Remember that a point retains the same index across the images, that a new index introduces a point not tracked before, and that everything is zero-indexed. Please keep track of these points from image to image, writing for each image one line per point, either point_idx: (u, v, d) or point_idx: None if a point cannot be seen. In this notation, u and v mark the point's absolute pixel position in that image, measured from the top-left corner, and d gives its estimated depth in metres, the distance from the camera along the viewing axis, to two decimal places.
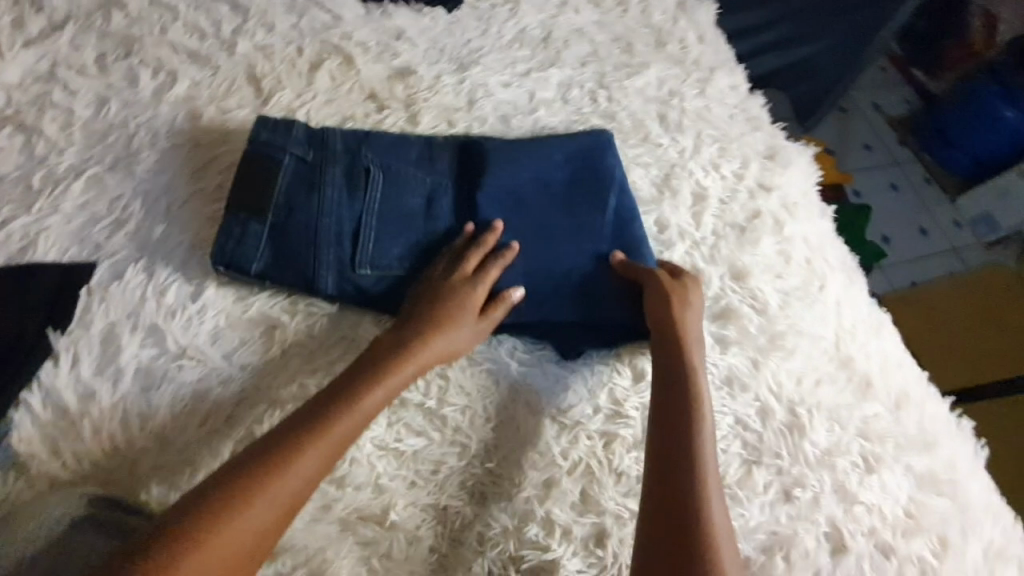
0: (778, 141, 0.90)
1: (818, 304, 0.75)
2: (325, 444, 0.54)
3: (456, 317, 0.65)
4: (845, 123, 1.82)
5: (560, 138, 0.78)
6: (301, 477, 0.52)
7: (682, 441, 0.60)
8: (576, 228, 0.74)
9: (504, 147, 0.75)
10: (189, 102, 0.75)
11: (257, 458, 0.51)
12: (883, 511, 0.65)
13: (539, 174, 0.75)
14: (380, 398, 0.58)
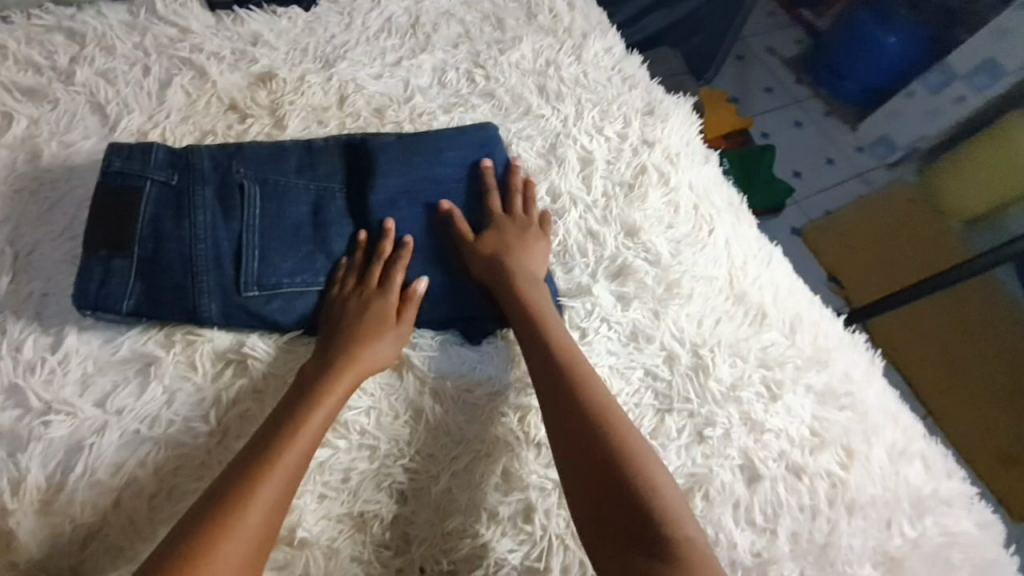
0: (656, 96, 0.92)
1: (708, 247, 0.79)
2: (276, 481, 0.53)
3: (377, 328, 0.64)
4: (745, 70, 1.88)
5: (449, 133, 0.78)
6: (261, 519, 0.52)
7: (569, 412, 0.60)
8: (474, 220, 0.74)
9: (393, 151, 0.74)
10: (28, 142, 0.70)
11: (207, 516, 0.50)
12: (789, 433, 0.69)
13: (431, 174, 0.75)
14: (320, 423, 0.57)
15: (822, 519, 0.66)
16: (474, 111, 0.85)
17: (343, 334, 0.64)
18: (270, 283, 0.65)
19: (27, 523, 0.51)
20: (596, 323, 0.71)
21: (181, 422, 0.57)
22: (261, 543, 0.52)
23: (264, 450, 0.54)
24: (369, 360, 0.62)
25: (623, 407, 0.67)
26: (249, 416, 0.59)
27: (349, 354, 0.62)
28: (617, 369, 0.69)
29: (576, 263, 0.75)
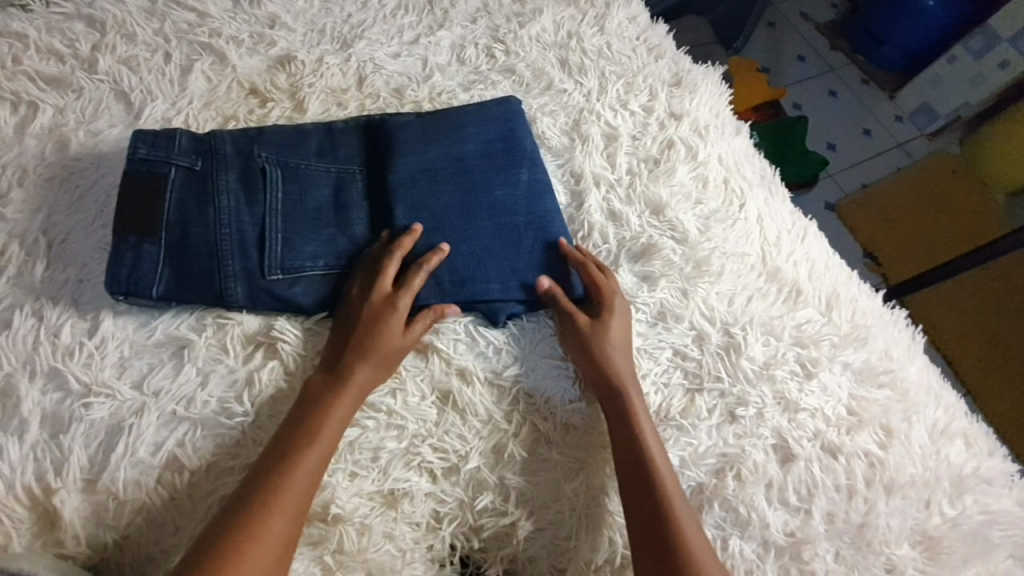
0: (683, 67, 0.89)
1: (739, 222, 0.76)
2: (293, 488, 0.54)
3: (385, 328, 0.62)
4: (776, 38, 1.80)
5: (470, 111, 0.76)
6: (282, 526, 0.53)
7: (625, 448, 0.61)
8: (493, 197, 0.72)
9: (412, 128, 0.73)
10: (56, 131, 0.71)
11: (234, 520, 0.52)
12: (824, 412, 0.67)
13: (451, 151, 0.73)
14: (333, 431, 0.57)
15: (859, 499, 0.64)
16: (494, 88, 0.83)
17: (351, 338, 0.62)
18: (293, 266, 0.65)
19: (72, 501, 0.53)
20: (623, 303, 0.70)
21: (215, 403, 0.58)
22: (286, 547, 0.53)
23: (280, 459, 0.55)
24: (377, 362, 0.61)
25: (652, 387, 0.66)
26: (280, 397, 0.60)
27: (357, 359, 0.61)
28: (646, 349, 0.68)
29: (599, 245, 0.73)
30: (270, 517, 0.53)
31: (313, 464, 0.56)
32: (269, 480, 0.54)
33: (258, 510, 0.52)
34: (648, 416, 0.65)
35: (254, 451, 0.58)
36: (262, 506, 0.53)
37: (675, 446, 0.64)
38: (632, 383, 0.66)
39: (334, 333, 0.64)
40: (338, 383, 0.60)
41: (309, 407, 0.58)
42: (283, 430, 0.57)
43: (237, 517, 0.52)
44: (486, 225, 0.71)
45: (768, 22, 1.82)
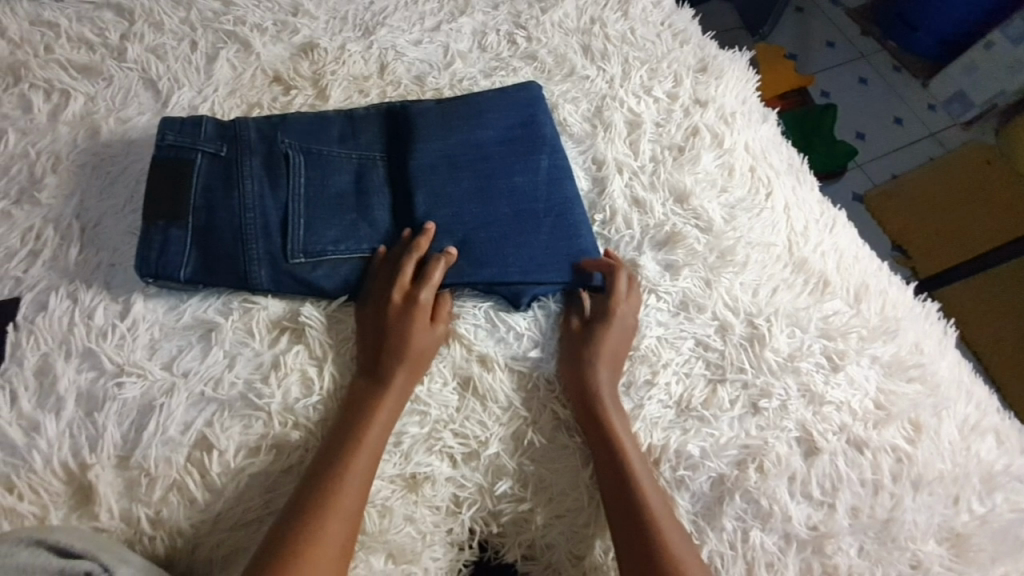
0: (708, 52, 0.87)
1: (766, 212, 0.74)
2: (345, 496, 0.56)
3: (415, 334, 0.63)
4: (804, 23, 1.75)
5: (490, 97, 0.76)
6: (337, 535, 0.54)
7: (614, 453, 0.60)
8: (514, 182, 0.72)
9: (432, 114, 0.73)
10: (87, 118, 0.72)
11: (290, 524, 0.54)
12: (851, 405, 0.66)
13: (471, 136, 0.73)
14: (374, 438, 0.58)
15: (885, 494, 0.63)
16: (516, 75, 0.83)
17: (386, 342, 0.63)
18: (316, 250, 0.66)
19: (106, 477, 0.54)
20: (646, 292, 0.69)
21: (242, 384, 0.59)
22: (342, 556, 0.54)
23: (330, 462, 0.57)
24: (409, 366, 0.62)
25: (673, 376, 0.65)
26: (304, 379, 0.61)
27: (389, 365, 0.61)
28: (668, 339, 0.67)
29: (621, 233, 0.72)
30: (325, 528, 0.54)
31: (358, 473, 0.57)
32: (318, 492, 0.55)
33: (312, 523, 0.54)
34: (669, 405, 0.64)
35: (280, 432, 0.59)
36: (315, 507, 0.54)
37: (696, 437, 0.63)
38: (653, 372, 0.66)
39: (362, 341, 0.64)
40: (372, 393, 0.60)
41: (348, 420, 0.59)
42: (330, 436, 0.58)
43: (290, 526, 0.53)
44: (506, 209, 0.71)
45: (796, 8, 1.77)
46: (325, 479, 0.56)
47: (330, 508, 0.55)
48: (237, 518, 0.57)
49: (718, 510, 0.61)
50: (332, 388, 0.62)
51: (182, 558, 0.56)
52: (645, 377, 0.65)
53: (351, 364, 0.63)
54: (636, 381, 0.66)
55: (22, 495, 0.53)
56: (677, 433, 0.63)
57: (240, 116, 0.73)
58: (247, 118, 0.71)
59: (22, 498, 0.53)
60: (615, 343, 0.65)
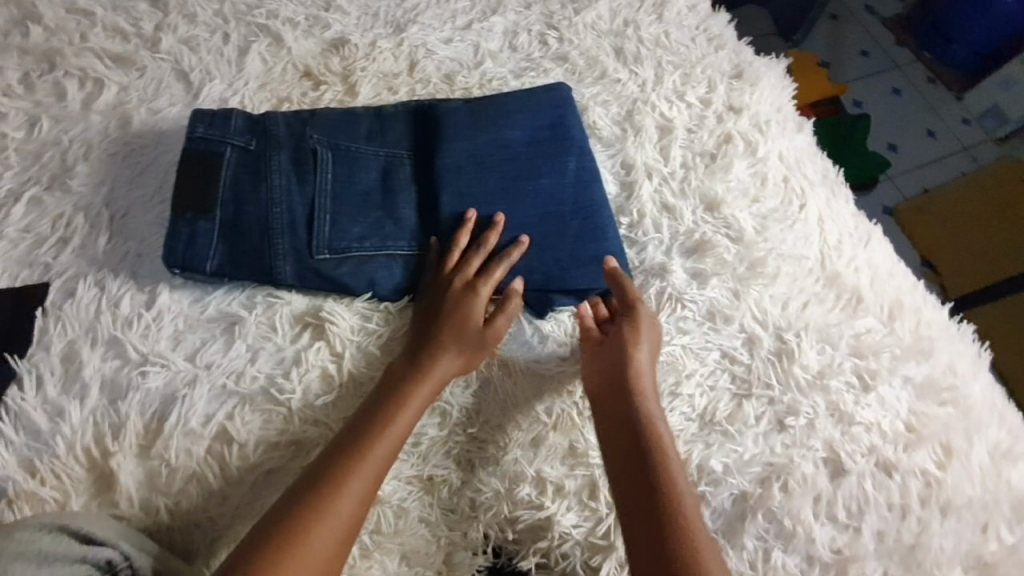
0: (744, 58, 0.85)
1: (799, 223, 0.73)
2: (364, 475, 0.54)
3: (468, 320, 0.63)
4: (838, 31, 1.72)
5: (518, 98, 0.75)
6: (339, 521, 0.52)
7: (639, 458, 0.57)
8: (540, 186, 0.71)
9: (459, 115, 0.72)
10: (119, 108, 0.73)
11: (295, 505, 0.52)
12: (881, 427, 0.64)
13: (498, 138, 0.72)
14: (398, 428, 0.57)
15: (913, 519, 0.61)
16: (547, 76, 0.82)
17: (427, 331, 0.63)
18: (340, 248, 0.66)
19: (127, 466, 0.55)
20: (673, 301, 0.67)
21: (263, 378, 0.59)
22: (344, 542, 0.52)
23: (347, 448, 0.55)
24: (457, 349, 0.62)
25: (698, 388, 0.64)
26: (324, 376, 0.61)
27: (437, 346, 0.61)
28: (692, 349, 0.66)
29: (650, 237, 0.71)
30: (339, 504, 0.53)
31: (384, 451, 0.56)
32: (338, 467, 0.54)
33: (322, 500, 0.52)
34: (693, 418, 0.63)
35: (299, 428, 0.59)
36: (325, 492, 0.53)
37: (719, 452, 0.61)
38: (677, 383, 0.64)
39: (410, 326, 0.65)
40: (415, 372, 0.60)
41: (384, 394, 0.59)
42: (353, 422, 0.57)
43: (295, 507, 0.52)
44: (531, 211, 0.70)
45: (830, 15, 1.73)
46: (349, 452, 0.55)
47: (345, 484, 0.53)
48: (254, 511, 0.57)
49: (739, 528, 0.59)
50: (353, 386, 0.61)
51: (197, 551, 0.55)
52: (669, 388, 0.64)
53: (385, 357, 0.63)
54: (661, 390, 0.64)
55: (44, 479, 0.54)
56: (699, 447, 0.62)
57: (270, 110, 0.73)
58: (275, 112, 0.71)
59: (43, 483, 0.53)
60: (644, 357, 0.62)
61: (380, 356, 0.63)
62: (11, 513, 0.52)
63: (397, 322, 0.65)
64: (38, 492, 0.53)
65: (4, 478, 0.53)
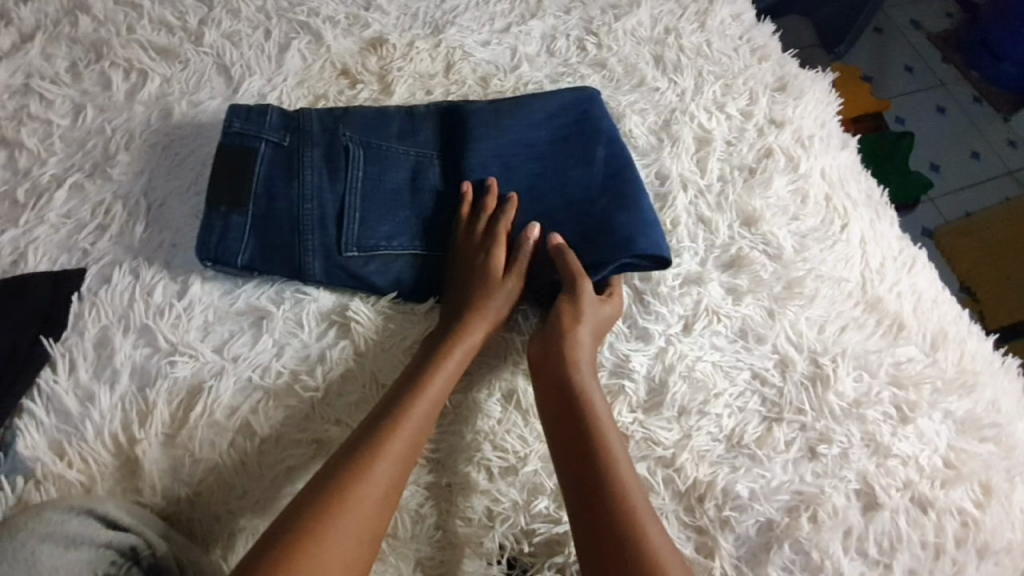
0: (789, 71, 0.83)
1: (840, 243, 0.70)
2: (394, 450, 0.54)
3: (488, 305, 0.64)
4: (882, 45, 1.67)
5: (544, 97, 0.74)
6: (357, 524, 0.51)
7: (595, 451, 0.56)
8: (566, 183, 0.70)
9: (482, 115, 0.71)
10: (161, 99, 0.74)
11: (314, 502, 0.51)
12: (918, 461, 0.61)
13: (520, 137, 0.72)
14: (415, 426, 0.56)
15: (947, 559, 0.58)
16: (583, 82, 0.81)
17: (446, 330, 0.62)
18: (368, 246, 0.66)
19: (152, 454, 0.55)
20: (706, 316, 0.65)
21: (288, 374, 0.60)
22: (364, 544, 0.51)
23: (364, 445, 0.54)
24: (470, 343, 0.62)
25: (726, 409, 0.62)
26: (347, 376, 0.60)
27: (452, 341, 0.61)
28: (722, 367, 0.64)
29: (685, 248, 0.69)
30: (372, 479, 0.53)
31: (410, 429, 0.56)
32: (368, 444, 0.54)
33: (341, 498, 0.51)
34: (719, 439, 0.61)
35: (321, 427, 0.58)
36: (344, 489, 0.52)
37: (745, 476, 0.59)
38: (705, 403, 0.62)
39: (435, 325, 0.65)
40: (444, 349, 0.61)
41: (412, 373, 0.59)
42: (371, 419, 0.56)
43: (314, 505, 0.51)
44: (557, 205, 0.70)
45: (876, 28, 1.68)
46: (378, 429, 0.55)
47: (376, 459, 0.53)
48: (276, 507, 0.56)
49: (763, 557, 0.57)
50: (377, 386, 0.61)
51: (217, 544, 0.55)
52: (697, 407, 0.62)
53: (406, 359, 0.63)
54: (689, 408, 0.62)
55: (70, 463, 0.54)
56: (725, 470, 0.60)
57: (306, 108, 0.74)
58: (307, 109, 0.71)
59: (69, 466, 0.54)
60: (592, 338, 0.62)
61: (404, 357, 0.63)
62: (38, 494, 0.53)
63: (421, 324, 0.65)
64: (64, 476, 0.54)
65: (34, 458, 0.54)
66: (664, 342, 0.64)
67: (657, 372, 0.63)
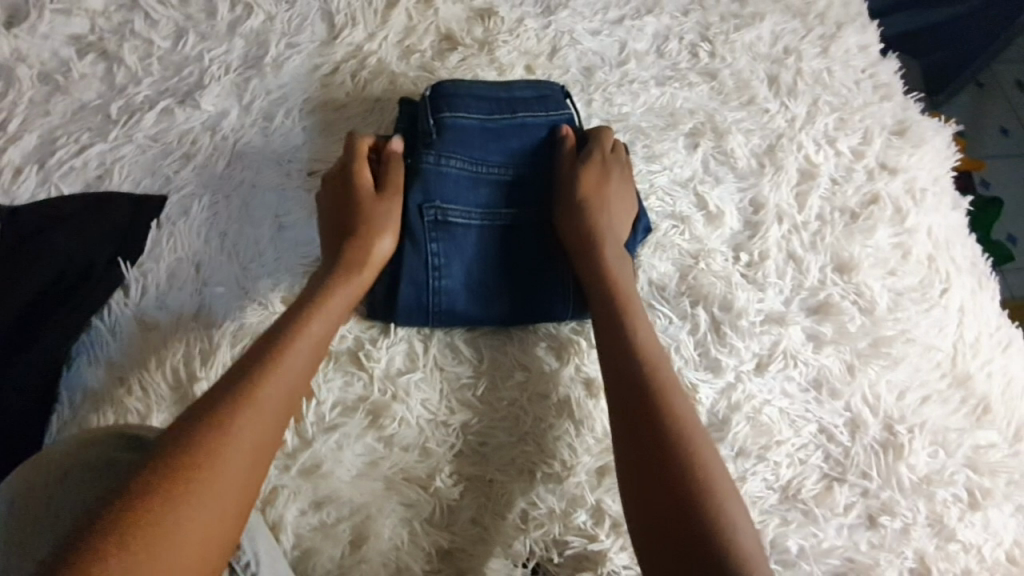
0: (910, 115, 0.78)
1: (937, 309, 0.67)
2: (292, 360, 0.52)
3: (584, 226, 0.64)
4: (985, 98, 1.56)
5: (466, 105, 0.65)
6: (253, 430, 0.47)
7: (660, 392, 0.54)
8: (520, 208, 0.66)
9: (468, 147, 0.64)
10: (261, 36, 0.73)
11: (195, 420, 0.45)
12: (981, 552, 0.58)
13: (486, 158, 0.65)
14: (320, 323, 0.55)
15: None
16: (690, 90, 0.76)
17: (481, 356, 0.61)
18: (518, 271, 0.64)
19: None
20: (783, 359, 0.62)
21: (351, 339, 0.60)
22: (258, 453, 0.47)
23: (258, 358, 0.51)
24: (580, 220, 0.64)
25: (787, 458, 0.59)
26: (409, 352, 0.60)
27: (494, 355, 0.61)
28: (790, 415, 0.61)
29: (771, 283, 0.65)
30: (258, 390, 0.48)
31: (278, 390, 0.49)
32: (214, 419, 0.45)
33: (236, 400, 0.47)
34: (774, 489, 0.58)
35: (378, 398, 0.58)
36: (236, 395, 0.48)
37: (797, 532, 0.57)
38: (765, 448, 0.59)
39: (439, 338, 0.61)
40: (489, 359, 0.61)
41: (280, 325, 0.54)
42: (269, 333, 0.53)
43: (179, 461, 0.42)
44: (523, 227, 0.66)
45: (978, 82, 1.57)
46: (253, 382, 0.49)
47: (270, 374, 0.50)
48: (315, 471, 0.55)
49: None
50: (436, 369, 0.60)
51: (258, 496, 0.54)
52: (756, 452, 0.59)
53: (464, 351, 0.61)
54: (748, 450, 0.59)
55: (128, 389, 0.56)
56: (777, 522, 0.57)
57: (331, 81, 0.71)
58: (474, 101, 0.66)
59: (128, 392, 0.56)
60: (616, 203, 0.66)
61: (467, 345, 0.62)
62: (96, 416, 0.55)
63: (462, 320, 0.62)
64: (121, 401, 0.55)
65: (95, 378, 0.56)
66: (734, 377, 0.61)
67: (721, 409, 0.60)
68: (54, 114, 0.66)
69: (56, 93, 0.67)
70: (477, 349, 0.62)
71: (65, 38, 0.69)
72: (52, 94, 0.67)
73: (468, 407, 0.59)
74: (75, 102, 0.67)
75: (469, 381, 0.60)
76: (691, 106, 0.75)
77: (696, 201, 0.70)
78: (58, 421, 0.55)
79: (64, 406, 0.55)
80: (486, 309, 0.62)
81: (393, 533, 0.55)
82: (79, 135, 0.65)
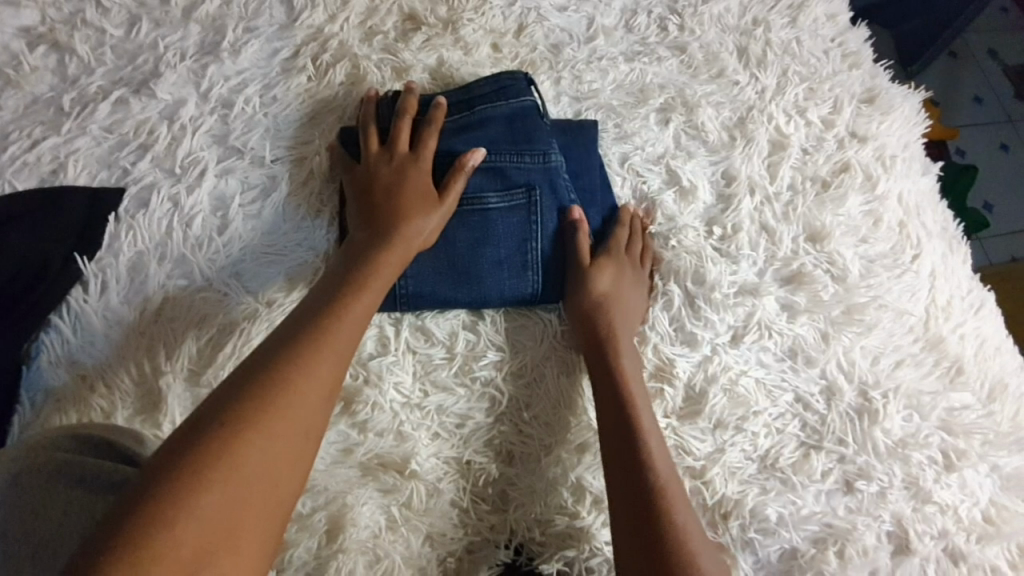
0: (879, 83, 0.78)
1: (909, 275, 0.67)
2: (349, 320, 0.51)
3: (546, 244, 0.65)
4: (957, 68, 1.57)
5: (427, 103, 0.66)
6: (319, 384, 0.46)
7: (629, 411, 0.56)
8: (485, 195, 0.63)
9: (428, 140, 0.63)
10: (218, 21, 0.70)
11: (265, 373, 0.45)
12: (957, 511, 0.59)
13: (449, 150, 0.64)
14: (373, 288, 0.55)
15: None
16: (660, 64, 0.75)
17: (454, 338, 0.60)
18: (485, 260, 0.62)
19: (177, 387, 0.55)
20: (759, 330, 0.62)
21: None
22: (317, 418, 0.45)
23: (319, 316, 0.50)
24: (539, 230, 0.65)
25: (765, 429, 0.59)
26: (380, 337, 0.59)
27: (467, 338, 0.60)
28: (766, 386, 0.61)
29: (744, 256, 0.65)
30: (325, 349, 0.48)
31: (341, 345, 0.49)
32: (273, 380, 0.44)
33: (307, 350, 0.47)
34: (752, 459, 0.59)
35: (351, 385, 0.57)
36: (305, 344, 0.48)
37: (776, 500, 0.57)
38: (742, 419, 0.60)
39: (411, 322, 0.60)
40: (461, 341, 0.60)
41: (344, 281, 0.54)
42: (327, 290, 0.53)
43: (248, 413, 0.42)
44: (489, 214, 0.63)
45: (950, 52, 1.58)
46: (308, 350, 0.47)
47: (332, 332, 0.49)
48: None
49: None
50: (409, 353, 0.59)
51: None
52: (733, 423, 0.59)
53: (436, 333, 0.60)
54: (726, 421, 0.59)
55: (92, 386, 0.55)
56: (756, 491, 0.58)
57: (292, 66, 0.69)
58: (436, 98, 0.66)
59: (91, 389, 0.55)
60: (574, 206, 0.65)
61: (438, 328, 0.60)
62: (60, 417, 0.54)
63: (432, 304, 0.61)
64: (84, 398, 0.54)
65: (57, 377, 0.55)
66: (710, 350, 0.61)
67: (698, 382, 0.60)
68: (4, 109, 0.63)
69: (5, 87, 0.64)
70: (449, 331, 0.60)
71: (12, 29, 0.67)
72: (1, 88, 0.64)
73: (442, 389, 0.58)
74: (26, 96, 0.65)
75: (442, 363, 0.59)
76: (661, 81, 0.74)
77: (667, 177, 0.69)
78: (19, 422, 0.54)
79: (26, 408, 0.54)
80: (455, 298, 0.61)
81: (369, 520, 0.55)
82: (32, 129, 0.63)
